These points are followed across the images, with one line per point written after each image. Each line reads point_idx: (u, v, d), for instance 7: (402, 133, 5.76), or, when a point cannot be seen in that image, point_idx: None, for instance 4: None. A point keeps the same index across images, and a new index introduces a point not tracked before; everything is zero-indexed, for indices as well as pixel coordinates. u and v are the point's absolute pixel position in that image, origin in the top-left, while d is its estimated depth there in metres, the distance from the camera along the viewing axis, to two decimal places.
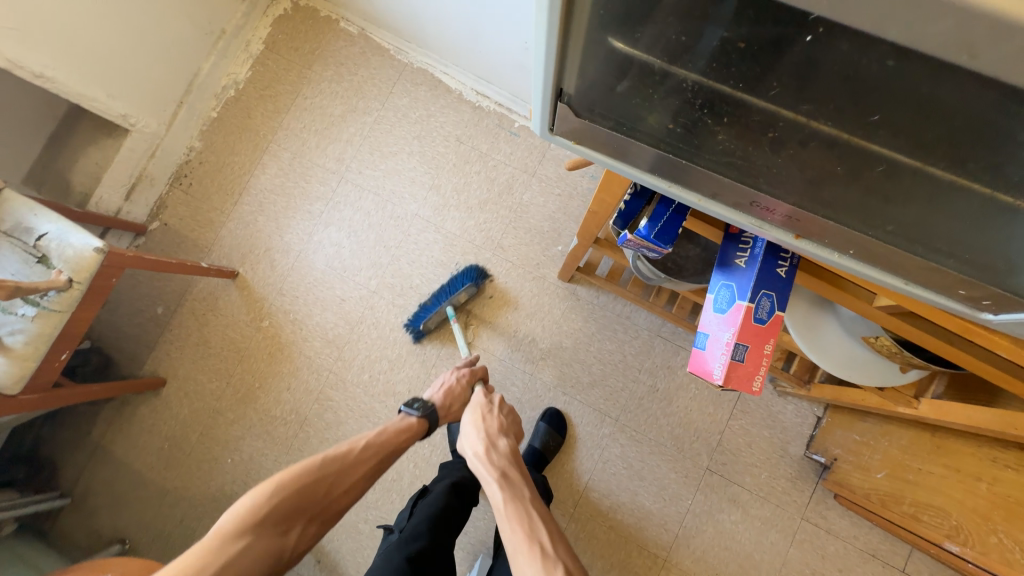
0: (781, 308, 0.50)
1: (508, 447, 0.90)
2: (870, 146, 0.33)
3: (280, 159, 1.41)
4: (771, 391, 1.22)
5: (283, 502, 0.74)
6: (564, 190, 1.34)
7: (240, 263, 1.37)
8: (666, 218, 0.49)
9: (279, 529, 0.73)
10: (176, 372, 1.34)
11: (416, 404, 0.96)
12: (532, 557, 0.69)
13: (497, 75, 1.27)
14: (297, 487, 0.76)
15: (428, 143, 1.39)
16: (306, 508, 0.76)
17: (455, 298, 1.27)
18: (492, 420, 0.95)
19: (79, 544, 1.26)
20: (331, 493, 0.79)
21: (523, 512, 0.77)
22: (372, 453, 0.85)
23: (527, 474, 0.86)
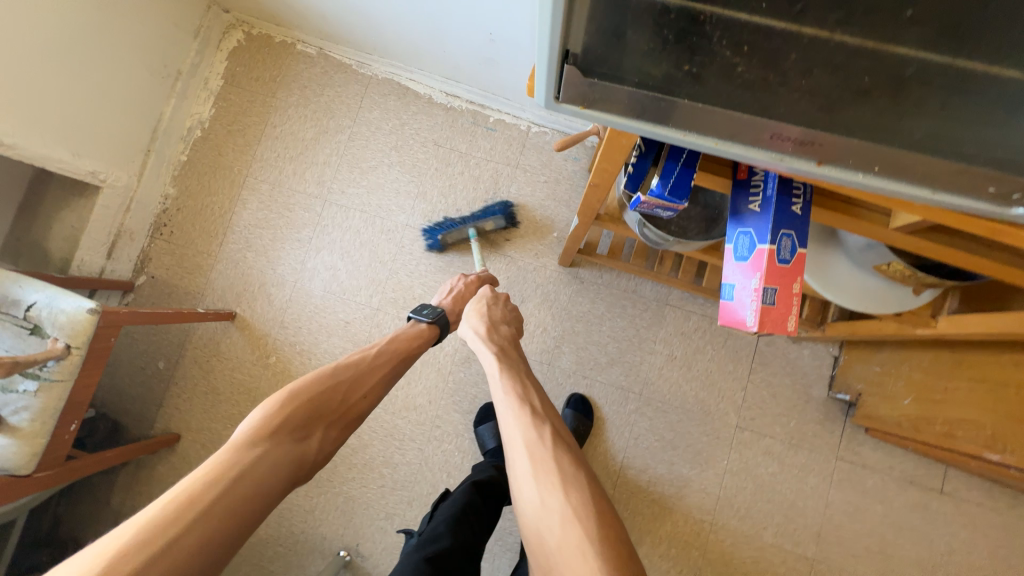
0: (803, 245, 0.50)
1: (509, 332, 0.93)
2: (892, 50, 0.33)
3: (259, 193, 1.38)
4: (786, 339, 1.24)
5: (301, 407, 0.72)
6: (550, 176, 1.34)
7: (236, 303, 1.35)
8: (677, 173, 0.49)
9: (300, 435, 0.71)
10: (189, 424, 1.31)
11: (427, 310, 0.96)
12: (523, 413, 0.74)
13: (465, 72, 1.26)
14: (313, 394, 0.74)
15: (406, 152, 1.37)
16: (323, 414, 0.74)
17: (482, 224, 1.27)
18: (496, 308, 0.97)
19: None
20: (347, 398, 0.78)
21: (518, 381, 0.81)
22: (384, 359, 0.85)
23: (524, 355, 0.90)
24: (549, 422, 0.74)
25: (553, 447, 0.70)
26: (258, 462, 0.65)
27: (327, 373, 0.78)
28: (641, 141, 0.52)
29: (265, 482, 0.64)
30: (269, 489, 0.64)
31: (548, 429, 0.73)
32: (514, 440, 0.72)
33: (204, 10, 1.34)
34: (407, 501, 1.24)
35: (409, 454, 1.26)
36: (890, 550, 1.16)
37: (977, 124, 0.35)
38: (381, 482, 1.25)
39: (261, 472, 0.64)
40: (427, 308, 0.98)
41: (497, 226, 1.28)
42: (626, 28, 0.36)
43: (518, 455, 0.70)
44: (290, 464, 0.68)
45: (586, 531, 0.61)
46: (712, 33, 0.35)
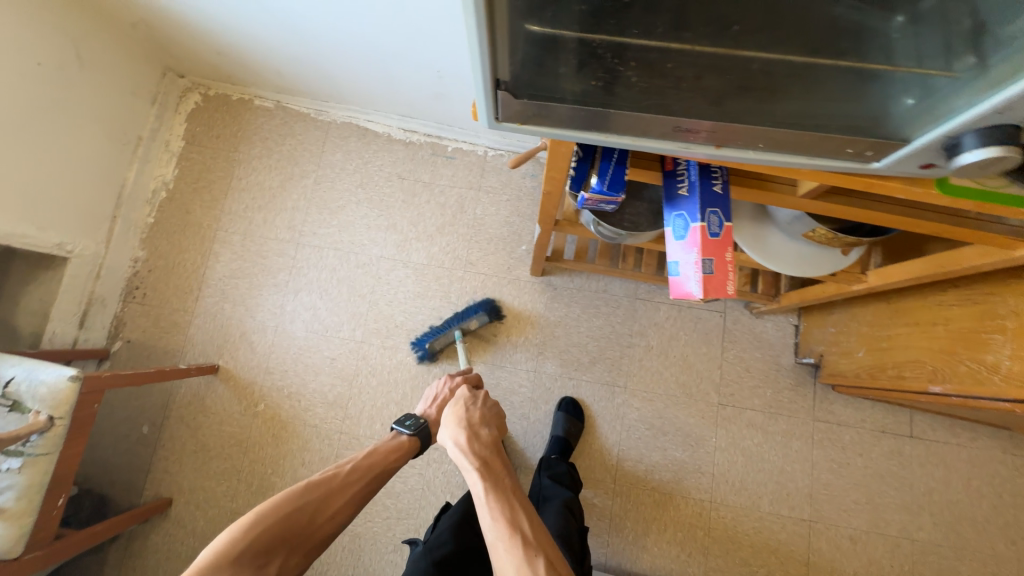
0: (728, 218, 0.58)
1: (489, 438, 0.89)
2: (743, 50, 0.40)
3: (231, 244, 1.41)
4: (749, 315, 1.33)
5: (266, 531, 0.72)
6: (511, 194, 1.42)
7: (217, 356, 1.35)
8: (612, 170, 0.57)
9: (259, 564, 0.70)
10: (181, 485, 1.28)
11: (412, 423, 0.97)
12: (513, 543, 0.68)
13: (419, 109, 1.34)
14: (279, 518, 0.74)
15: (372, 188, 1.43)
16: (290, 538, 0.74)
17: (466, 324, 1.29)
18: (474, 410, 0.94)
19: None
20: (316, 520, 0.77)
21: (505, 501, 0.75)
22: (359, 475, 0.85)
23: (509, 465, 0.85)
24: (542, 551, 0.67)
25: None
26: None
27: (298, 491, 0.78)
28: (578, 148, 0.60)
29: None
30: None
31: (542, 562, 0.66)
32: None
33: (161, 78, 1.39)
34: (414, 528, 1.24)
35: (411, 481, 1.27)
36: (877, 499, 1.23)
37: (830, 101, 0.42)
38: (386, 513, 1.25)
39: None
40: (410, 419, 0.99)
41: (482, 323, 1.30)
42: (546, 57, 0.42)
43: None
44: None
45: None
46: (603, 52, 0.41)
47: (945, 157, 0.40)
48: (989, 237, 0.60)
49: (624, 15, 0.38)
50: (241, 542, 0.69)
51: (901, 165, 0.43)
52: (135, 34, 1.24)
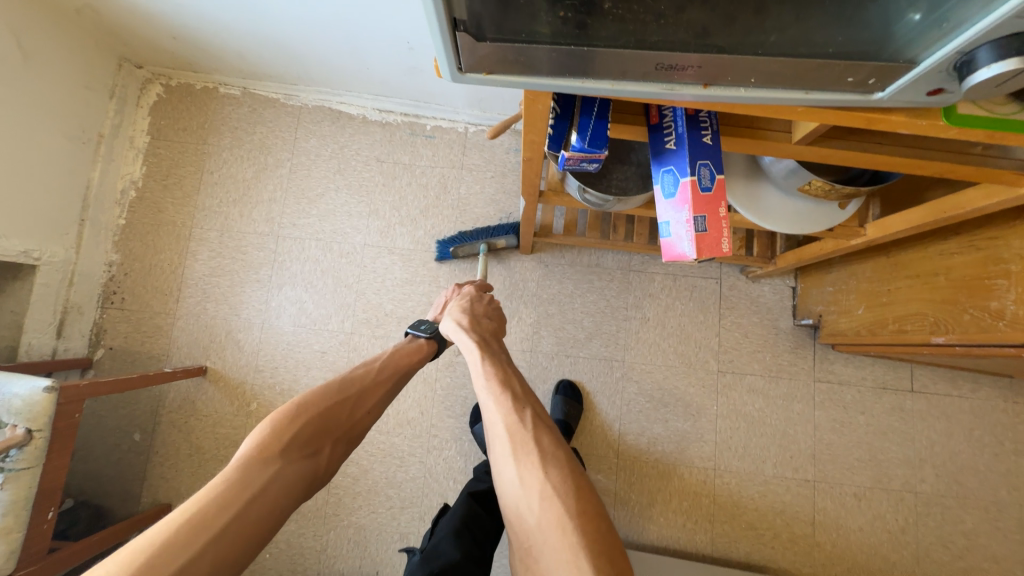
0: (720, 172, 0.54)
1: (491, 325, 0.92)
2: None
3: (208, 242, 1.35)
4: (745, 280, 1.30)
5: (309, 421, 0.71)
6: (495, 171, 1.37)
7: (205, 357, 1.31)
8: (592, 126, 0.52)
9: (307, 451, 0.69)
10: (178, 491, 1.25)
11: (423, 325, 0.97)
12: (504, 397, 0.73)
13: (392, 87, 1.28)
14: (322, 407, 0.74)
15: (350, 175, 1.38)
16: (332, 427, 0.74)
17: (494, 241, 1.28)
18: (478, 303, 0.97)
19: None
20: (354, 412, 0.78)
21: (499, 368, 0.79)
22: (388, 373, 0.86)
23: (506, 347, 0.89)
24: (530, 405, 0.73)
25: (535, 429, 0.68)
26: (274, 480, 0.63)
27: (334, 387, 0.78)
28: (555, 105, 0.55)
29: (282, 496, 0.64)
30: (280, 507, 0.63)
31: (530, 413, 0.71)
32: (495, 425, 0.70)
33: (117, 69, 1.31)
34: (419, 516, 1.23)
35: (412, 469, 1.25)
36: (880, 455, 1.23)
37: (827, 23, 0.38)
38: (389, 502, 1.24)
39: (278, 484, 0.64)
40: (425, 323, 0.99)
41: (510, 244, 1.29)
42: None
43: (499, 440, 0.68)
44: (304, 475, 0.67)
45: (566, 509, 0.59)
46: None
47: (955, 79, 0.36)
48: (997, 174, 0.57)
49: None
50: (290, 434, 0.68)
51: (906, 93, 0.39)
52: (82, 21, 1.16)
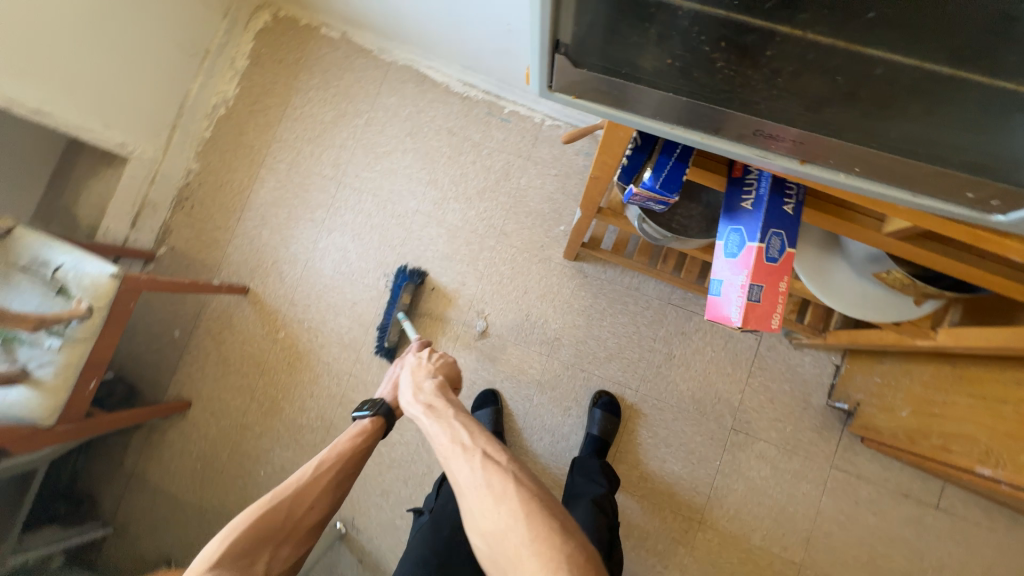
0: (791, 245, 0.52)
1: (437, 385, 0.87)
2: (866, 50, 0.32)
3: (277, 171, 1.42)
4: (787, 345, 1.23)
5: (241, 535, 0.70)
6: (560, 169, 1.34)
7: (249, 279, 1.40)
8: (669, 166, 0.51)
9: (244, 565, 0.68)
10: (199, 392, 1.37)
11: (373, 405, 0.92)
12: (456, 454, 0.72)
13: (481, 63, 1.27)
14: (253, 520, 0.72)
15: (419, 140, 1.40)
16: (270, 537, 0.72)
17: (401, 302, 1.29)
18: (420, 367, 0.91)
19: (142, 558, 1.34)
20: (293, 514, 0.75)
21: (447, 425, 0.78)
22: (330, 464, 0.82)
23: (459, 400, 0.84)
24: (481, 445, 0.73)
25: (485, 469, 0.69)
26: None
27: (272, 497, 0.76)
28: (637, 136, 0.54)
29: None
30: None
31: (479, 454, 0.71)
32: (462, 490, 0.69)
33: None
34: (403, 479, 1.28)
35: (407, 435, 1.30)
36: (880, 562, 1.15)
37: (969, 130, 0.34)
38: (378, 459, 1.29)
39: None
40: (368, 402, 0.94)
41: (412, 293, 1.32)
42: (622, 26, 0.35)
43: (462, 492, 0.69)
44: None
45: (527, 536, 0.61)
46: (688, 26, 0.34)
47: None
48: None
49: None
50: (221, 554, 0.68)
51: None
52: None
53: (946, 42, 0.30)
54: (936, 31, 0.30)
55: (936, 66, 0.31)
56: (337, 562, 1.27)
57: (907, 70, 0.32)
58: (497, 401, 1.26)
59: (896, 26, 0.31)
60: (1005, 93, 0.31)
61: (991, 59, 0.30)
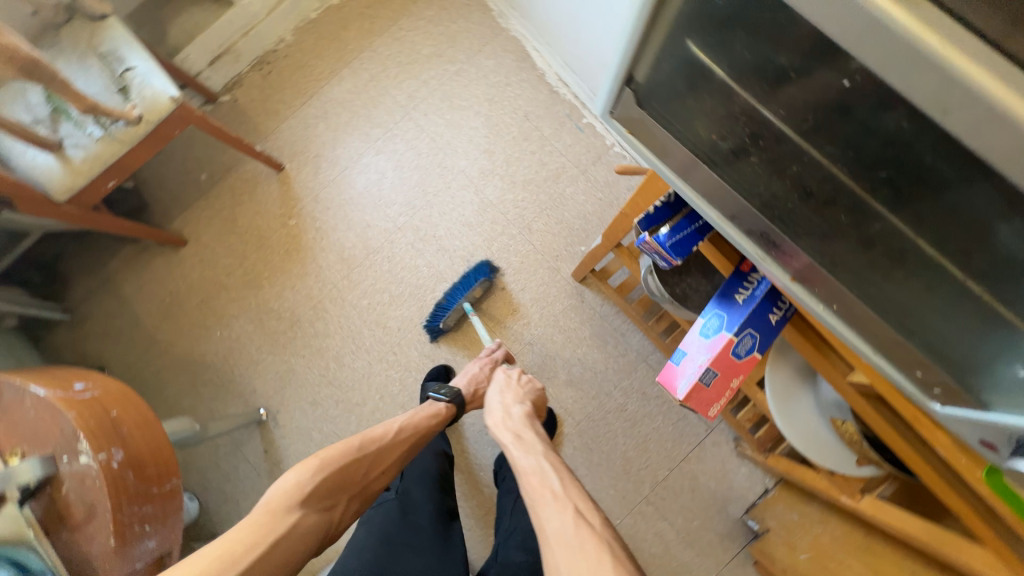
0: (757, 350, 0.54)
1: (524, 412, 0.97)
2: (873, 202, 0.37)
3: (357, 77, 1.46)
4: (731, 449, 1.25)
5: (331, 475, 0.81)
6: (607, 196, 1.38)
7: (288, 159, 1.45)
8: (685, 233, 0.54)
9: (327, 502, 0.80)
10: (198, 238, 1.45)
11: (445, 390, 1.04)
12: (546, 500, 0.72)
13: (582, 67, 1.28)
14: (339, 465, 0.83)
15: (494, 111, 1.44)
16: (346, 484, 0.83)
17: (471, 293, 1.32)
18: (509, 391, 1.03)
19: (83, 357, 1.42)
20: (367, 472, 0.87)
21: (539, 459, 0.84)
22: (404, 435, 0.93)
23: (542, 433, 0.92)
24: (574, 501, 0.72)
25: (583, 529, 0.66)
26: (294, 528, 0.74)
27: (356, 449, 0.86)
28: (672, 193, 0.56)
29: (303, 544, 0.75)
30: (296, 557, 0.73)
31: (574, 509, 0.70)
32: (550, 539, 0.66)
33: None
34: (335, 399, 1.36)
35: (358, 361, 1.37)
36: None
37: (931, 315, 0.39)
38: (324, 372, 1.37)
39: (299, 532, 0.75)
40: (444, 387, 1.06)
41: (483, 288, 1.34)
42: (690, 92, 0.43)
43: (553, 543, 0.66)
44: (316, 529, 0.77)
45: None
46: (739, 114, 0.41)
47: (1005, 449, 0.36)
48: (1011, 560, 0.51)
49: (780, 83, 0.36)
50: (309, 486, 0.78)
51: (960, 424, 0.40)
52: None
53: (945, 234, 0.34)
54: (941, 220, 0.34)
55: (923, 244, 0.36)
56: (245, 442, 1.36)
57: (902, 239, 0.37)
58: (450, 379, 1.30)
59: (902, 196, 0.35)
60: (968, 295, 0.35)
61: (974, 261, 0.33)
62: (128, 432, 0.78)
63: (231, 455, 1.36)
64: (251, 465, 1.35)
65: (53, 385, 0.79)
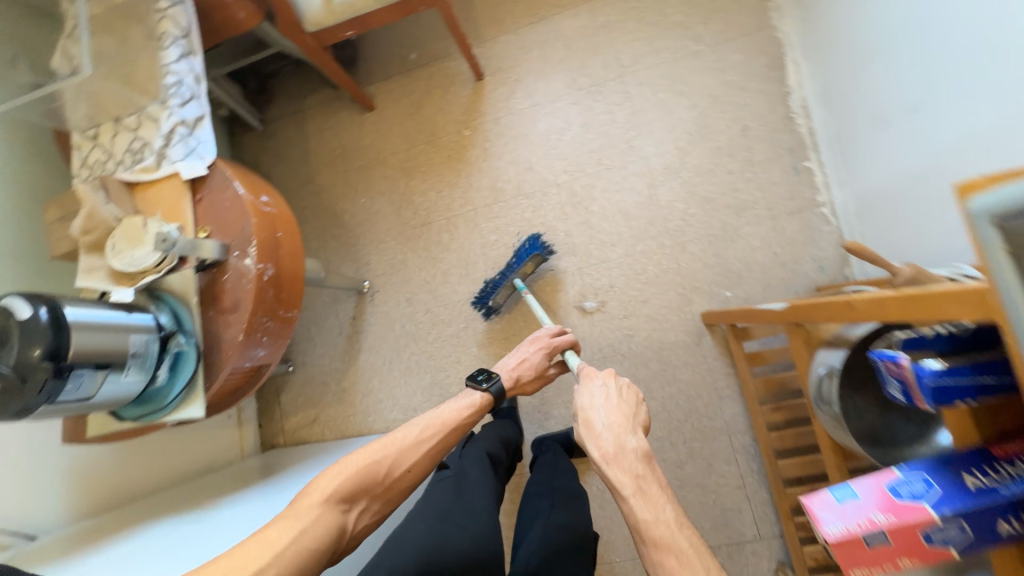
0: (956, 549, 0.43)
1: (640, 446, 0.73)
2: None
3: (593, 18, 1.42)
4: (769, 569, 1.14)
5: (352, 476, 0.78)
6: (782, 255, 1.24)
7: (491, 73, 1.47)
8: (964, 382, 0.40)
9: (346, 505, 0.76)
10: (383, 108, 1.55)
11: (487, 380, 1.00)
12: None
13: (860, 97, 1.07)
14: (361, 465, 0.79)
15: (709, 112, 1.32)
16: (369, 484, 0.79)
17: (523, 270, 1.27)
18: (616, 414, 0.79)
19: (257, 165, 1.62)
20: (391, 474, 0.82)
21: (660, 521, 0.64)
22: (431, 434, 0.88)
23: (662, 476, 0.70)
24: None
25: None
26: (311, 525, 0.70)
27: (374, 451, 0.82)
28: (963, 329, 0.44)
29: (320, 533, 0.70)
30: (312, 558, 0.68)
31: None
32: None
33: None
34: (427, 308, 1.43)
35: (461, 285, 1.41)
36: None
37: None
38: (429, 279, 1.44)
39: (315, 530, 0.70)
40: (485, 375, 1.02)
41: (536, 264, 1.28)
42: None
43: None
44: (333, 526, 0.72)
45: None
46: None
47: None
48: None
49: None
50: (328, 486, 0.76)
51: None
52: None
53: None
54: None
55: None
56: (341, 301, 1.50)
57: None
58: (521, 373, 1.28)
59: None
60: None
61: None
62: (279, 252, 0.89)
63: (326, 306, 1.51)
64: (338, 323, 1.49)
65: (249, 187, 0.89)
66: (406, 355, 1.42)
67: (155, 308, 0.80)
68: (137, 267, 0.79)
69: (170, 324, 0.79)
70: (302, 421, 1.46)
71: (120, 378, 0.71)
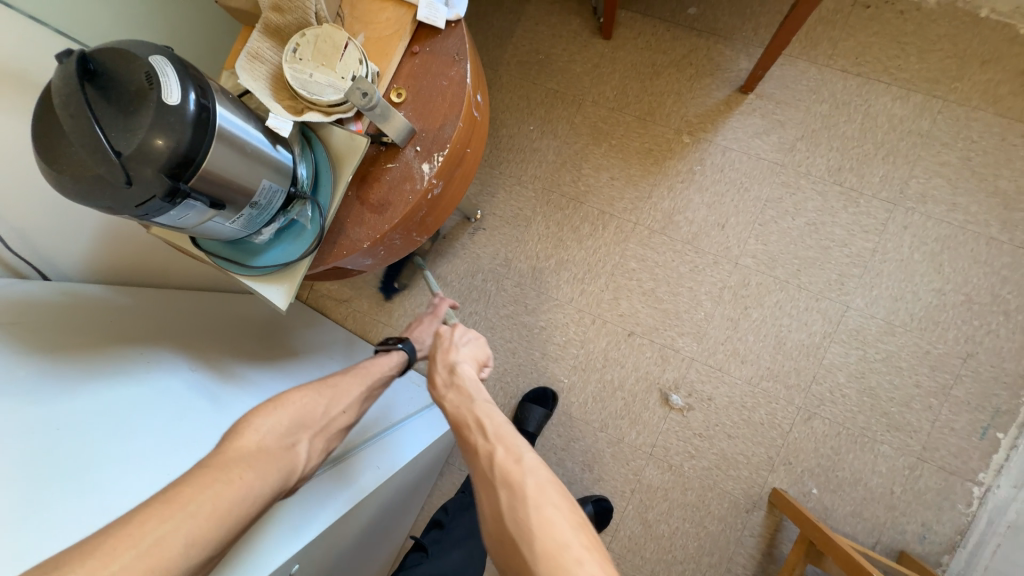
0: None
1: (460, 361, 0.79)
2: None
3: (914, 118, 1.11)
4: None
5: (284, 412, 0.63)
6: (897, 496, 1.06)
7: (759, 95, 1.18)
8: None
9: (282, 445, 0.60)
10: (620, 44, 1.25)
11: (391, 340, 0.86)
12: (515, 506, 0.56)
13: None
14: (294, 401, 0.65)
15: (950, 309, 1.07)
16: (303, 421, 0.64)
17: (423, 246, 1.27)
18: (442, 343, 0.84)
19: None
20: (327, 411, 0.68)
21: (464, 418, 0.68)
22: (356, 373, 0.75)
23: (475, 377, 0.76)
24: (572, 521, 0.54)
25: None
26: (244, 467, 0.54)
27: (314, 389, 0.68)
28: None
29: (255, 480, 0.54)
30: (252, 499, 0.52)
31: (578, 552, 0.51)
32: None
33: None
34: (519, 282, 1.25)
35: (567, 285, 1.23)
36: None
37: None
38: (541, 256, 1.24)
39: (250, 481, 0.53)
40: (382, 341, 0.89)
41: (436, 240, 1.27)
42: None
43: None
44: (275, 475, 0.56)
45: None
46: None
47: None
48: None
49: None
50: (266, 428, 0.60)
51: None
52: None
53: None
54: None
55: None
56: None
57: None
58: (551, 409, 1.19)
59: None
60: None
61: None
62: (457, 168, 0.68)
63: None
64: None
65: (474, 75, 0.67)
66: (468, 310, 1.27)
67: (299, 153, 0.61)
68: (307, 94, 0.59)
69: (305, 185, 0.61)
70: (332, 295, 1.33)
71: (225, 223, 0.54)
